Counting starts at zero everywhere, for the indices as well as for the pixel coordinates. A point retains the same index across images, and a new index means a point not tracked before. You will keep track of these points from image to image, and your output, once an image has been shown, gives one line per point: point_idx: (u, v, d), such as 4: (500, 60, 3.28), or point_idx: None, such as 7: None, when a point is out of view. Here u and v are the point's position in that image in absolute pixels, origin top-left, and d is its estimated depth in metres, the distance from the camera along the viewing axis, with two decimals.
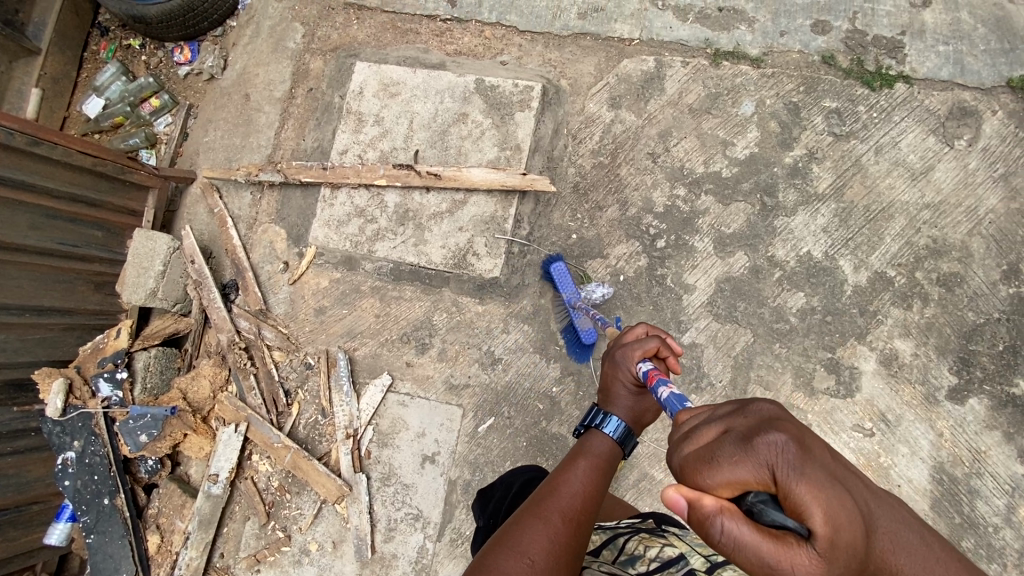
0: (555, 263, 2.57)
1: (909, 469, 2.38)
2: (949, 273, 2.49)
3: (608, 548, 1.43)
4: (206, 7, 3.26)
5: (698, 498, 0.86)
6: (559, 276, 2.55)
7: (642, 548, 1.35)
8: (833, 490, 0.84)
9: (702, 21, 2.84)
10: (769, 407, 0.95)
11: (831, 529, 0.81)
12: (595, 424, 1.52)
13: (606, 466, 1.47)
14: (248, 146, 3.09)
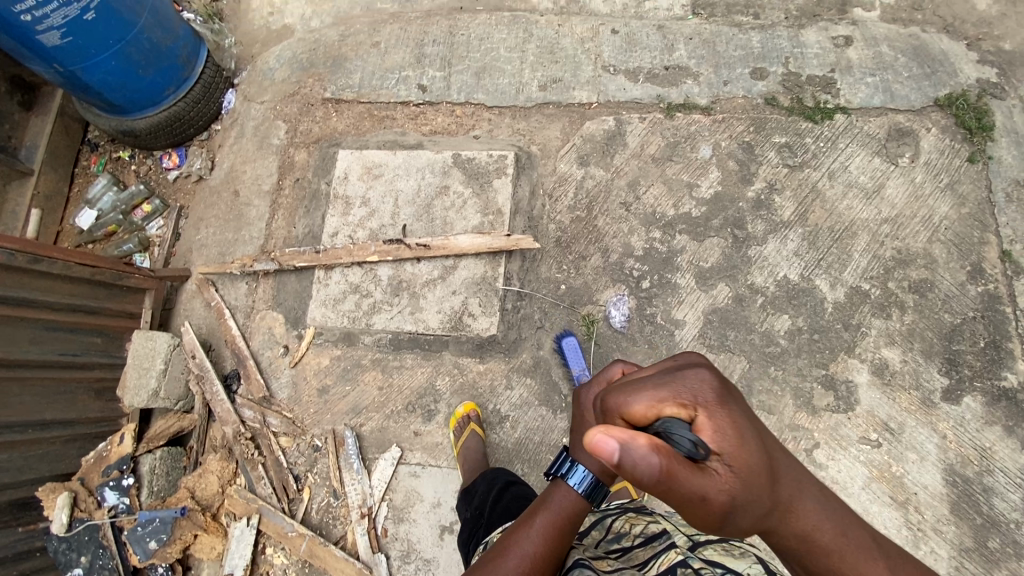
0: (567, 338, 2.67)
1: (922, 475, 2.40)
2: (919, 280, 2.63)
3: (596, 526, 1.65)
4: (191, 115, 3.51)
5: (630, 434, 0.94)
6: (571, 349, 2.65)
7: (631, 529, 1.56)
8: (738, 424, 1.05)
9: (652, 80, 3.13)
10: (683, 356, 1.19)
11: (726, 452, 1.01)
12: (560, 474, 1.44)
13: (565, 526, 1.44)
14: (241, 238, 3.21)
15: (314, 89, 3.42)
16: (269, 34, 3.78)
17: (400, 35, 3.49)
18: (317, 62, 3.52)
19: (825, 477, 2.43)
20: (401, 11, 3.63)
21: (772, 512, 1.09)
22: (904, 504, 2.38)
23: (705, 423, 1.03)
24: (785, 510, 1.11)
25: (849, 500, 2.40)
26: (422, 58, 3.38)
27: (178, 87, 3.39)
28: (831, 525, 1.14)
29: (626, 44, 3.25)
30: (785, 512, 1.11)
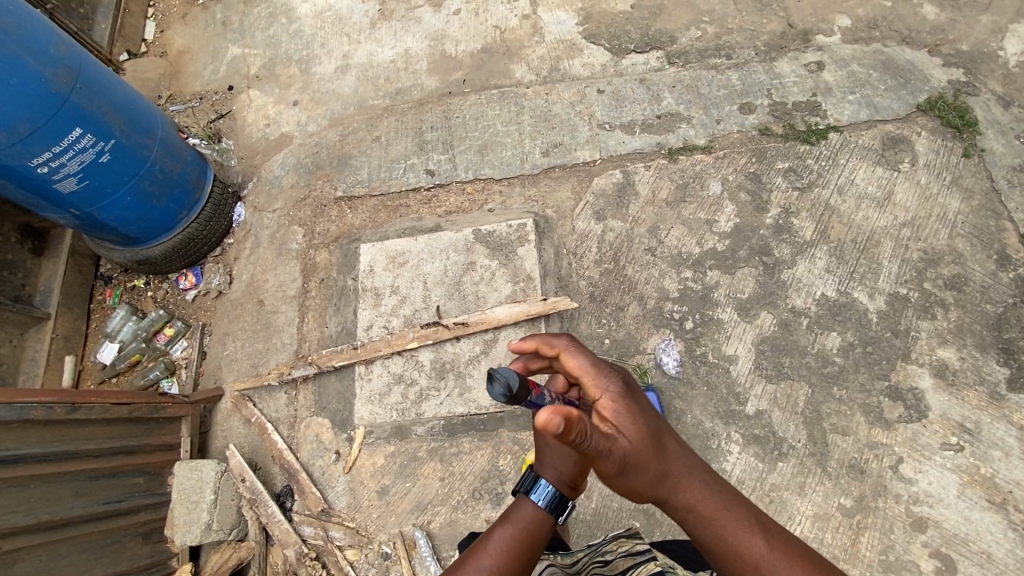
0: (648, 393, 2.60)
1: (1013, 472, 2.35)
2: (952, 276, 2.68)
3: (587, 551, 1.70)
4: (204, 234, 3.52)
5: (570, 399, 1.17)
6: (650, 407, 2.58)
7: (619, 548, 1.64)
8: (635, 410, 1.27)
9: (648, 130, 3.27)
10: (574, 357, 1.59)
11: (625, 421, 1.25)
12: (523, 489, 1.45)
13: (527, 539, 1.41)
14: (272, 347, 3.18)
15: (324, 190, 3.51)
16: (269, 144, 3.90)
17: (397, 126, 3.64)
18: (322, 164, 3.63)
19: (918, 492, 2.36)
20: (394, 104, 3.80)
21: (666, 483, 1.26)
22: (1003, 506, 2.31)
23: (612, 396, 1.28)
24: (681, 483, 1.27)
25: (948, 512, 2.32)
26: (424, 144, 3.51)
27: (189, 209, 3.42)
28: (728, 505, 1.26)
29: (615, 101, 3.42)
30: (682, 487, 1.27)
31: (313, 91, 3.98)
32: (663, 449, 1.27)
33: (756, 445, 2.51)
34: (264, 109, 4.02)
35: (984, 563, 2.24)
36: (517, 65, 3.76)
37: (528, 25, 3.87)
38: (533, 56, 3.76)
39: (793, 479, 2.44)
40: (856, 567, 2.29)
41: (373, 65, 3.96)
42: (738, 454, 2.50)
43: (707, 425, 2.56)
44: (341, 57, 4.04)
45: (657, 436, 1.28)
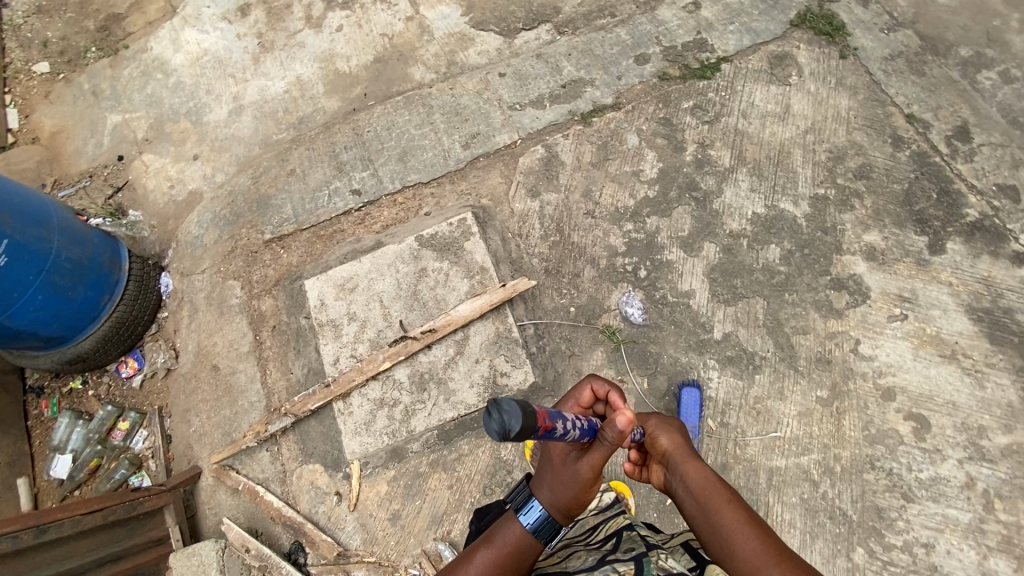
0: (690, 390, 2.58)
1: (953, 324, 2.59)
2: (859, 167, 2.91)
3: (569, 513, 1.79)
4: (134, 314, 3.30)
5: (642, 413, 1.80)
6: (688, 401, 2.57)
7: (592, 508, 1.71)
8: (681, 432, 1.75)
9: (557, 101, 3.34)
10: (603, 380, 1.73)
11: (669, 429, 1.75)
12: (514, 508, 1.44)
13: (509, 561, 1.38)
14: (240, 409, 3.03)
15: (251, 237, 3.37)
16: (179, 205, 3.69)
17: (310, 155, 3.54)
18: (242, 211, 3.48)
19: (880, 366, 2.56)
20: (300, 134, 3.68)
21: (677, 454, 1.58)
22: (953, 356, 2.54)
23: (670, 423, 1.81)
24: (691, 460, 1.54)
25: (909, 376, 2.54)
26: (343, 166, 3.43)
27: (110, 292, 3.20)
28: (727, 488, 1.42)
29: (518, 80, 3.46)
30: (687, 461, 1.55)
31: (212, 141, 3.79)
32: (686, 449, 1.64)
33: (732, 366, 2.64)
34: (163, 171, 3.80)
35: (950, 411, 2.47)
36: (415, 68, 3.73)
37: (415, 26, 3.84)
38: (428, 56, 3.75)
39: (772, 386, 2.59)
40: (846, 449, 2.47)
41: (268, 100, 3.82)
42: (718, 379, 2.63)
43: (684, 360, 2.68)
44: (232, 99, 3.87)
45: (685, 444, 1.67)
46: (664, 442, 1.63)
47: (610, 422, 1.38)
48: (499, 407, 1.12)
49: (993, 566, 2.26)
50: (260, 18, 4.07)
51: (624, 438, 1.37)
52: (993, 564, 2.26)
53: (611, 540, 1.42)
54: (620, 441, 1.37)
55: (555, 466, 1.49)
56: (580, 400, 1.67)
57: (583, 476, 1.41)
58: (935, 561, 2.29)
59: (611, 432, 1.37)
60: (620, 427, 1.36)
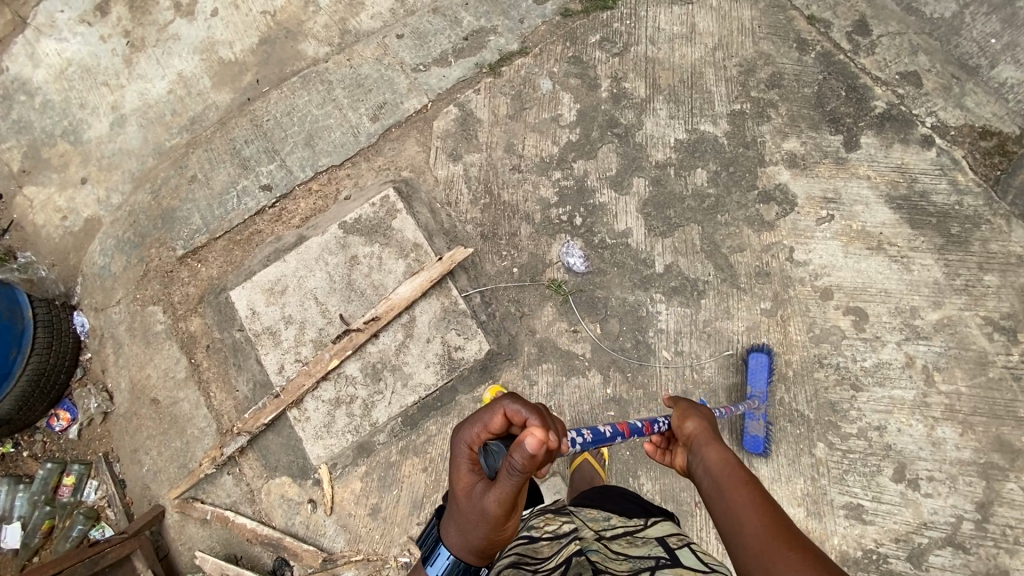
0: (757, 354, 2.50)
1: (876, 216, 2.67)
2: (770, 77, 2.90)
3: None
4: (52, 362, 3.01)
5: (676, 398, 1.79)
6: (756, 366, 2.49)
7: (545, 525, 1.48)
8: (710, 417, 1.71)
9: (461, 56, 3.16)
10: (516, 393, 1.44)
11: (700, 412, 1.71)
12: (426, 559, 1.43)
13: None
14: (191, 438, 2.86)
15: (163, 257, 3.11)
16: (76, 236, 3.35)
17: (210, 156, 3.25)
18: (147, 230, 3.19)
19: (816, 268, 2.64)
20: (194, 135, 3.37)
21: (700, 438, 1.56)
22: (880, 247, 2.63)
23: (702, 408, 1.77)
24: (712, 446, 1.50)
25: (843, 273, 2.62)
26: (247, 163, 3.18)
27: (18, 345, 2.90)
28: (746, 473, 1.37)
29: (418, 39, 3.25)
30: (710, 445, 1.51)
31: (98, 160, 3.43)
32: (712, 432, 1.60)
33: (678, 295, 2.67)
34: (50, 202, 3.42)
35: (884, 299, 2.57)
36: (306, 43, 3.44)
37: None
38: (317, 28, 3.46)
39: (718, 308, 2.63)
40: (795, 353, 2.56)
41: (151, 104, 3.46)
42: (667, 311, 2.66)
43: (631, 299, 2.69)
44: (110, 109, 3.48)
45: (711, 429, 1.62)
46: (690, 426, 1.62)
47: (518, 443, 1.21)
48: (489, 447, 1.33)
49: (939, 434, 2.41)
50: (121, 12, 3.63)
51: (532, 466, 1.21)
52: (939, 433, 2.42)
53: (559, 565, 1.25)
54: (531, 466, 1.22)
55: (460, 506, 1.36)
56: (491, 427, 1.36)
57: (488, 516, 1.29)
58: (888, 440, 2.43)
59: (519, 458, 1.20)
60: (529, 449, 1.19)
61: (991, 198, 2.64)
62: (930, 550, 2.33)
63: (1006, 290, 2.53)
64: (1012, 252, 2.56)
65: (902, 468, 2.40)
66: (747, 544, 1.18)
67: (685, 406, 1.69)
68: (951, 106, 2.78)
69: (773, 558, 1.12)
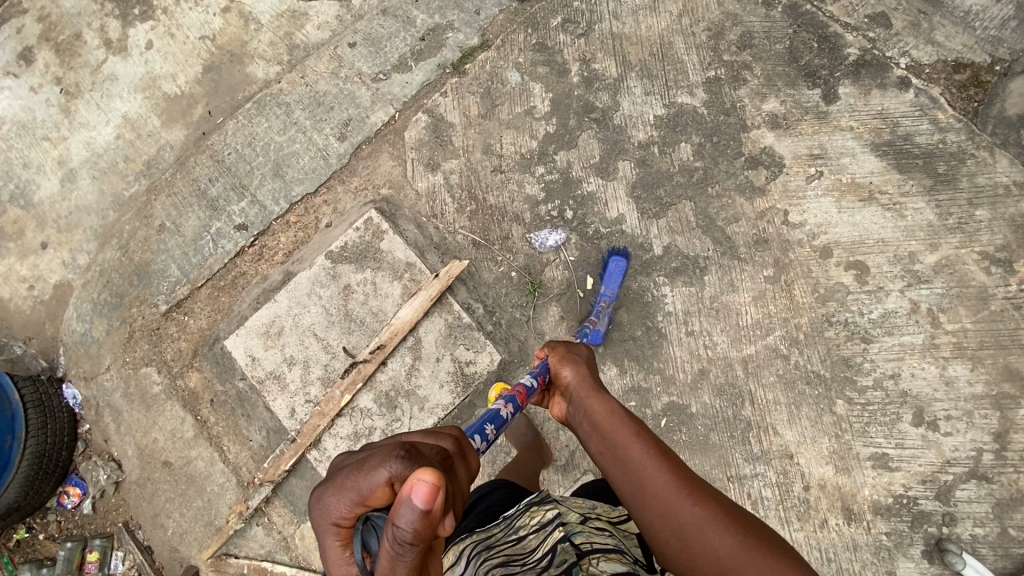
0: (616, 257, 2.62)
1: (863, 166, 2.66)
2: (740, 37, 2.83)
3: (502, 524, 1.66)
4: (51, 442, 2.85)
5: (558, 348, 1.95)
6: (612, 269, 2.60)
7: (531, 520, 1.58)
8: (590, 364, 1.93)
9: (421, 58, 3.02)
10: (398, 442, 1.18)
11: (581, 363, 1.90)
12: None
13: None
14: (212, 495, 2.78)
15: (146, 315, 2.98)
16: (48, 305, 3.15)
17: (175, 201, 3.09)
18: (124, 289, 3.04)
19: (812, 228, 2.63)
20: (153, 180, 3.17)
21: (584, 392, 1.78)
22: (872, 196, 2.63)
23: (581, 351, 1.97)
24: (598, 400, 1.73)
25: (839, 228, 2.62)
26: (216, 204, 3.03)
27: (11, 431, 2.74)
28: (634, 423, 1.61)
29: (372, 46, 3.09)
30: (594, 396, 1.75)
31: (55, 221, 3.21)
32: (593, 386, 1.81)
33: (681, 275, 2.64)
34: (11, 273, 3.19)
35: (882, 249, 2.59)
36: (253, 65, 3.25)
37: (234, 18, 3.31)
38: (263, 47, 3.26)
39: (723, 282, 2.62)
40: (804, 315, 2.57)
41: (100, 154, 3.25)
42: (672, 293, 2.64)
43: (635, 286, 2.66)
44: (58, 166, 3.25)
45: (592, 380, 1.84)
46: (569, 376, 1.85)
47: (400, 502, 0.99)
48: (371, 522, 1.11)
49: (951, 372, 2.47)
50: (48, 59, 3.35)
51: (425, 529, 1.00)
52: (951, 371, 2.47)
53: (546, 556, 1.39)
54: (424, 535, 1.01)
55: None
56: (369, 499, 1.09)
57: None
58: (903, 387, 2.48)
59: (410, 525, 0.99)
60: (420, 508, 0.99)
61: (973, 132, 2.65)
62: (956, 486, 2.41)
63: (998, 222, 2.56)
64: (999, 183, 2.59)
65: (920, 411, 2.46)
66: (655, 505, 1.39)
67: (562, 352, 1.92)
68: (923, 44, 2.75)
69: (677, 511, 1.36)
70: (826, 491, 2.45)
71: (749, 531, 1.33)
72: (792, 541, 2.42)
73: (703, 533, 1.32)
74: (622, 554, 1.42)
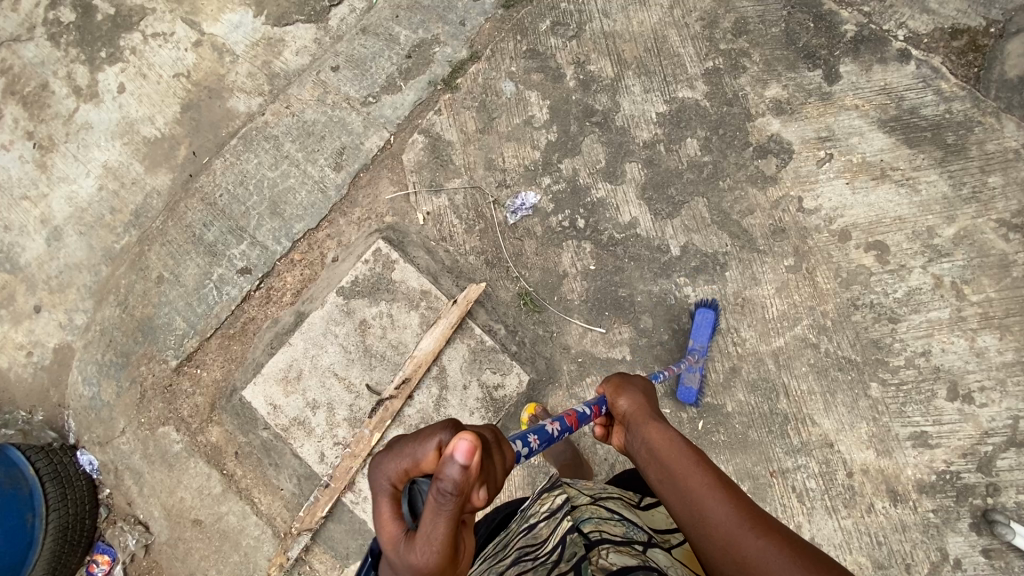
0: (705, 311, 2.50)
1: (872, 144, 2.63)
2: (734, 24, 2.78)
3: (516, 521, 1.60)
4: (73, 512, 2.69)
5: (619, 376, 1.85)
6: (701, 321, 2.49)
7: (542, 507, 1.54)
8: (649, 392, 1.81)
9: (410, 76, 2.92)
10: (455, 420, 1.22)
11: (641, 391, 1.79)
12: None
13: None
14: (249, 549, 2.70)
15: (156, 372, 2.88)
16: (50, 370, 2.97)
17: (170, 250, 2.96)
18: (129, 347, 2.92)
19: (828, 213, 2.60)
20: (143, 230, 3.02)
21: (641, 418, 1.66)
22: (884, 174, 2.60)
23: (640, 380, 1.86)
24: (653, 423, 1.61)
25: (855, 210, 2.59)
26: (214, 249, 2.92)
27: (30, 507, 2.60)
28: (694, 450, 1.48)
29: (356, 68, 2.98)
30: (651, 423, 1.62)
31: (46, 282, 3.03)
32: (651, 412, 1.68)
33: (702, 274, 2.60)
34: (6, 341, 3.01)
35: (900, 226, 2.56)
36: (234, 99, 3.09)
37: (207, 51, 3.14)
38: (241, 79, 3.10)
39: (744, 276, 2.59)
40: (829, 301, 2.55)
41: (84, 208, 3.07)
42: (695, 293, 2.60)
43: (656, 290, 2.62)
44: (41, 225, 3.07)
45: (652, 408, 1.71)
46: (625, 404, 1.73)
47: (447, 457, 1.03)
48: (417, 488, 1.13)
49: (981, 343, 2.47)
50: (16, 113, 3.17)
51: (465, 484, 1.01)
52: (980, 342, 2.47)
53: (555, 550, 1.29)
54: (466, 493, 1.02)
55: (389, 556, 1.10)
56: (422, 463, 1.13)
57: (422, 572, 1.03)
58: (935, 363, 2.48)
59: (450, 478, 1.00)
60: (461, 462, 1.01)
61: (977, 98, 2.62)
62: (996, 456, 2.41)
63: (1011, 187, 2.55)
64: (1008, 148, 2.58)
65: (954, 386, 2.46)
66: (719, 542, 1.27)
67: (619, 382, 1.83)
68: (918, 13, 2.71)
69: (748, 550, 1.22)
70: (869, 475, 2.44)
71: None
72: (842, 529, 2.41)
73: (769, 571, 1.18)
74: (633, 544, 1.31)
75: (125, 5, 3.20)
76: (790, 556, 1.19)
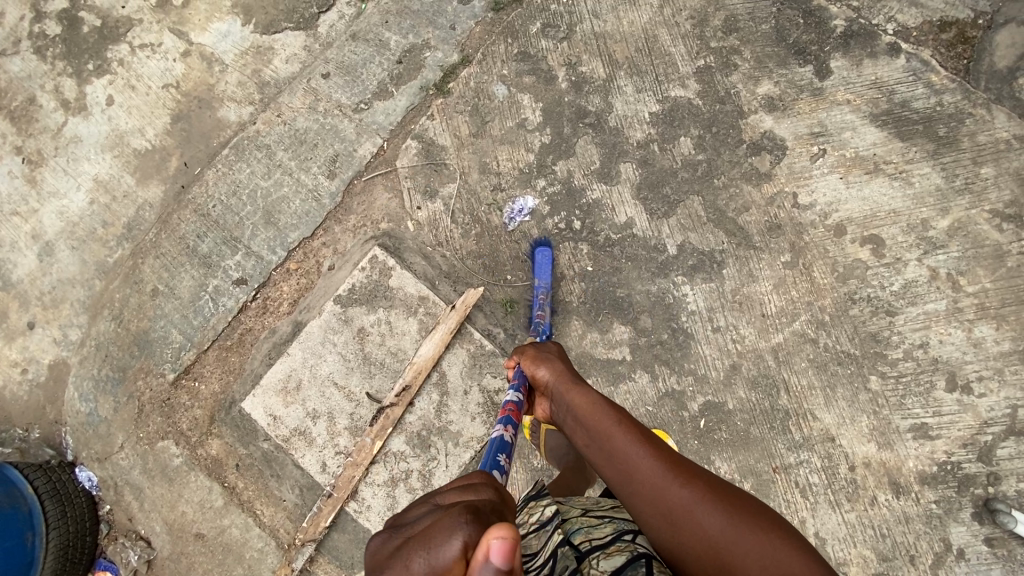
0: (542, 249, 2.63)
1: (865, 138, 2.64)
2: (724, 22, 2.78)
3: None
4: (73, 530, 2.66)
5: (538, 350, 1.93)
6: (540, 260, 2.61)
7: (529, 517, 1.54)
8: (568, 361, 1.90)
9: (402, 82, 2.91)
10: (458, 510, 0.96)
11: (561, 361, 1.88)
12: None
13: None
14: (253, 561, 2.68)
15: (154, 386, 2.85)
16: (46, 387, 2.94)
17: (164, 262, 2.94)
18: (126, 361, 2.89)
19: (823, 208, 2.61)
20: (136, 243, 2.99)
21: (563, 387, 1.75)
22: (877, 168, 2.61)
23: (559, 352, 1.95)
24: (574, 391, 1.71)
25: (849, 205, 2.60)
26: (209, 260, 2.90)
27: (30, 527, 2.56)
28: (614, 411, 1.59)
29: (347, 75, 2.96)
30: (573, 390, 1.72)
31: (39, 297, 3.00)
32: (571, 380, 1.78)
33: (699, 273, 2.61)
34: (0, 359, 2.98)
35: (895, 219, 2.58)
36: (224, 109, 3.06)
37: (196, 60, 3.12)
38: (231, 88, 3.07)
39: (741, 273, 2.59)
40: (826, 296, 2.56)
41: (76, 222, 3.04)
42: (693, 291, 2.60)
43: (654, 289, 2.62)
44: (32, 240, 3.04)
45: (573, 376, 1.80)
46: (546, 375, 1.82)
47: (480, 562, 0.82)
48: None
49: (978, 334, 2.49)
50: (4, 129, 3.13)
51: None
52: (977, 333, 2.49)
53: (546, 563, 1.32)
54: None
55: None
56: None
57: None
58: (933, 355, 2.49)
59: None
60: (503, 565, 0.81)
61: (968, 90, 2.64)
62: (996, 445, 2.43)
63: (1003, 177, 2.57)
64: (1000, 138, 2.59)
65: (952, 376, 2.47)
66: (648, 494, 1.35)
67: (535, 354, 1.91)
68: (907, 6, 2.73)
69: (670, 496, 1.32)
70: (871, 468, 2.45)
71: (745, 511, 1.26)
72: (846, 522, 2.41)
73: (693, 514, 1.27)
74: (623, 537, 1.37)
75: (111, 17, 3.18)
76: (708, 496, 1.30)
